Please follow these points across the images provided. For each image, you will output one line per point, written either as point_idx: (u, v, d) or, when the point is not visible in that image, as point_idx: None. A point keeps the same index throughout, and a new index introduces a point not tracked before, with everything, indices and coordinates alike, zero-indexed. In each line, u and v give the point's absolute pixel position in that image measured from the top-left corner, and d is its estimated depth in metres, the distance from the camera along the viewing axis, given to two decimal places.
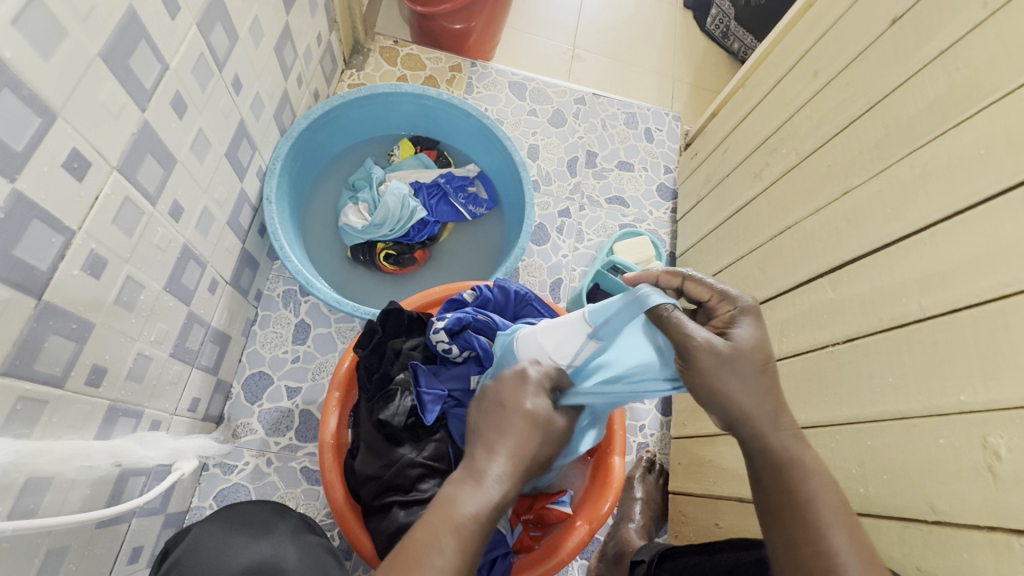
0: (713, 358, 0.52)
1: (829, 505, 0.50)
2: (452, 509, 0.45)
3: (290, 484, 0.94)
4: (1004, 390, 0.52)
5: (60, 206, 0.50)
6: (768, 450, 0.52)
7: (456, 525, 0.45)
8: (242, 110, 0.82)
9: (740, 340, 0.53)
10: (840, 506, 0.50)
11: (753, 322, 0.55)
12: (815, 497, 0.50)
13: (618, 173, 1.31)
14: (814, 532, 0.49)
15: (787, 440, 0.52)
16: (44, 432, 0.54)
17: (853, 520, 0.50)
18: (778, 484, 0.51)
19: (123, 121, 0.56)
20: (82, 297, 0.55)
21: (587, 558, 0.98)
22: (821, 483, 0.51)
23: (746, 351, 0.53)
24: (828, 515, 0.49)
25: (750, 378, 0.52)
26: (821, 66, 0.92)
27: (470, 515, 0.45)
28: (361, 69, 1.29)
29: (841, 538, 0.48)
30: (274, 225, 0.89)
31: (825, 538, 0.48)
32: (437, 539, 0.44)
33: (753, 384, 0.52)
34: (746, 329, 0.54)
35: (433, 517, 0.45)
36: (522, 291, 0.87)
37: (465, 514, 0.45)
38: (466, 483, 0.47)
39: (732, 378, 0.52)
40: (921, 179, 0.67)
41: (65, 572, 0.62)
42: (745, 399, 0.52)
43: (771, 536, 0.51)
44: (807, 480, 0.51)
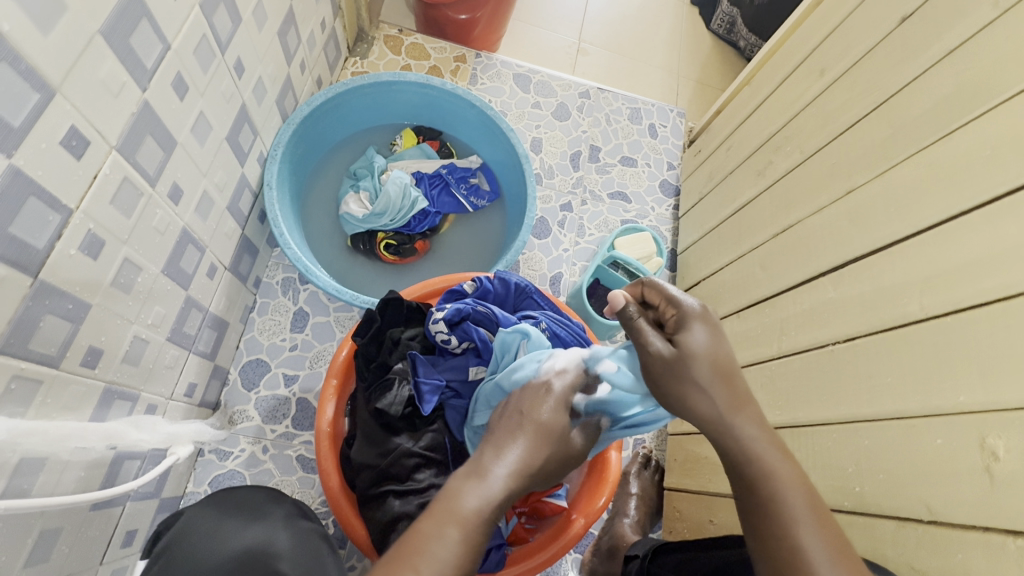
0: (665, 368, 0.55)
1: (801, 501, 0.49)
2: (455, 502, 0.46)
3: (285, 471, 0.94)
4: (1005, 392, 0.52)
5: (57, 184, 0.49)
6: (735, 448, 0.52)
7: (456, 517, 0.45)
8: (244, 94, 0.81)
9: (691, 346, 0.54)
10: (812, 502, 0.50)
11: (703, 325, 0.55)
12: (783, 491, 0.50)
13: (621, 169, 1.31)
14: (782, 530, 0.48)
15: (754, 434, 0.53)
16: (38, 412, 0.54)
17: (830, 518, 0.49)
18: (744, 479, 0.51)
19: (123, 101, 0.55)
20: (79, 277, 0.55)
21: (581, 552, 0.98)
22: (789, 477, 0.51)
23: (697, 356, 0.54)
24: (798, 510, 0.49)
25: (708, 381, 0.53)
26: (828, 64, 0.92)
27: (473, 511, 0.46)
28: (365, 57, 1.28)
29: (811, 534, 0.48)
30: (274, 211, 0.89)
31: (794, 534, 0.48)
32: (439, 529, 0.44)
33: (713, 385, 0.54)
34: (699, 333, 0.54)
35: (436, 511, 0.46)
36: (522, 284, 0.87)
37: (466, 507, 0.46)
38: (470, 478, 0.48)
39: (689, 383, 0.54)
40: (926, 179, 0.67)
41: (59, 554, 0.62)
42: (707, 405, 0.53)
43: (746, 534, 0.51)
44: (773, 474, 0.51)
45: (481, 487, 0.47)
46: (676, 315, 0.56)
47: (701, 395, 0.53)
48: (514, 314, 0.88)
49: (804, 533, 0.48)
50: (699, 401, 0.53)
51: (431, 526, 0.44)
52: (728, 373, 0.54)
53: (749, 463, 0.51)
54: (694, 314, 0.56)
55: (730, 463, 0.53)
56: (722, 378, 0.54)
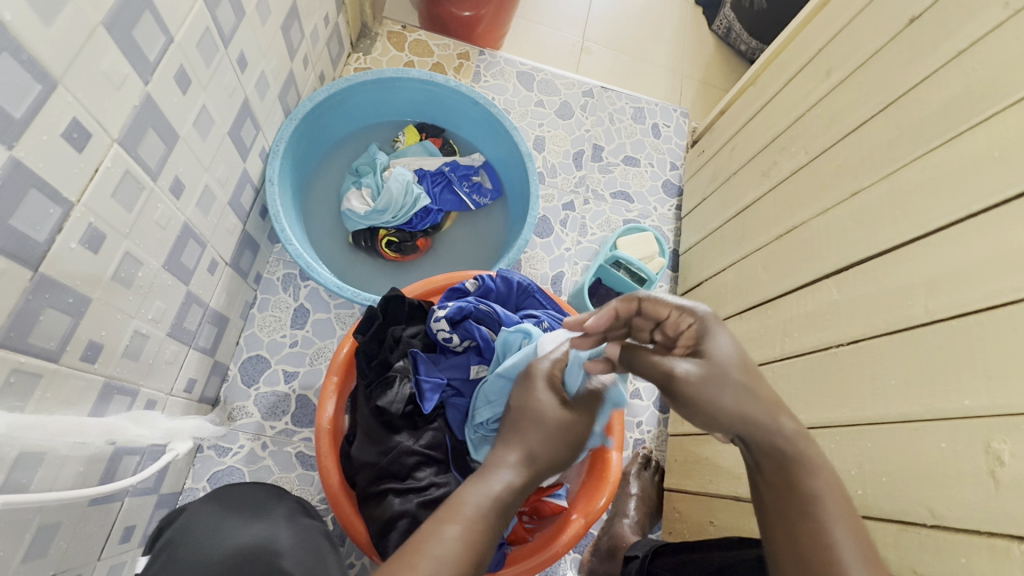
0: (696, 382, 0.55)
1: (834, 501, 0.51)
2: (456, 503, 0.50)
3: (284, 468, 0.94)
4: (1010, 396, 0.51)
5: (59, 176, 0.49)
6: (773, 450, 0.54)
7: (456, 515, 0.49)
8: (247, 88, 0.80)
9: (716, 354, 0.57)
10: (841, 503, 0.51)
11: (721, 333, 0.58)
12: (819, 490, 0.51)
13: (624, 168, 1.30)
14: (816, 525, 0.49)
15: (791, 435, 0.54)
16: (37, 406, 0.53)
17: (855, 518, 0.51)
18: (784, 476, 0.52)
19: (125, 93, 0.55)
20: (79, 270, 0.54)
21: (580, 552, 0.98)
22: (826, 478, 0.52)
23: (726, 365, 0.56)
24: (831, 510, 0.50)
25: (740, 386, 0.55)
26: (834, 65, 0.91)
27: (472, 510, 0.49)
28: (368, 53, 1.27)
29: (842, 533, 0.49)
30: (276, 207, 0.88)
31: (826, 530, 0.49)
32: (439, 523, 0.48)
33: (745, 391, 0.55)
34: (725, 340, 0.57)
35: (439, 512, 0.49)
36: (524, 283, 0.87)
37: (468, 507, 0.49)
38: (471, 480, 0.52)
39: (722, 392, 0.55)
40: (933, 180, 0.67)
41: (57, 549, 0.62)
42: (740, 408, 0.55)
43: (770, 528, 0.52)
44: (811, 474, 0.52)
45: (481, 485, 0.52)
46: (694, 325, 0.59)
47: (734, 398, 0.55)
48: (516, 312, 0.88)
49: (836, 531, 0.49)
50: (733, 407, 0.55)
51: (431, 524, 0.48)
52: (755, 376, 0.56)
53: (789, 463, 0.53)
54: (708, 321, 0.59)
55: (765, 463, 0.54)
56: (752, 382, 0.56)
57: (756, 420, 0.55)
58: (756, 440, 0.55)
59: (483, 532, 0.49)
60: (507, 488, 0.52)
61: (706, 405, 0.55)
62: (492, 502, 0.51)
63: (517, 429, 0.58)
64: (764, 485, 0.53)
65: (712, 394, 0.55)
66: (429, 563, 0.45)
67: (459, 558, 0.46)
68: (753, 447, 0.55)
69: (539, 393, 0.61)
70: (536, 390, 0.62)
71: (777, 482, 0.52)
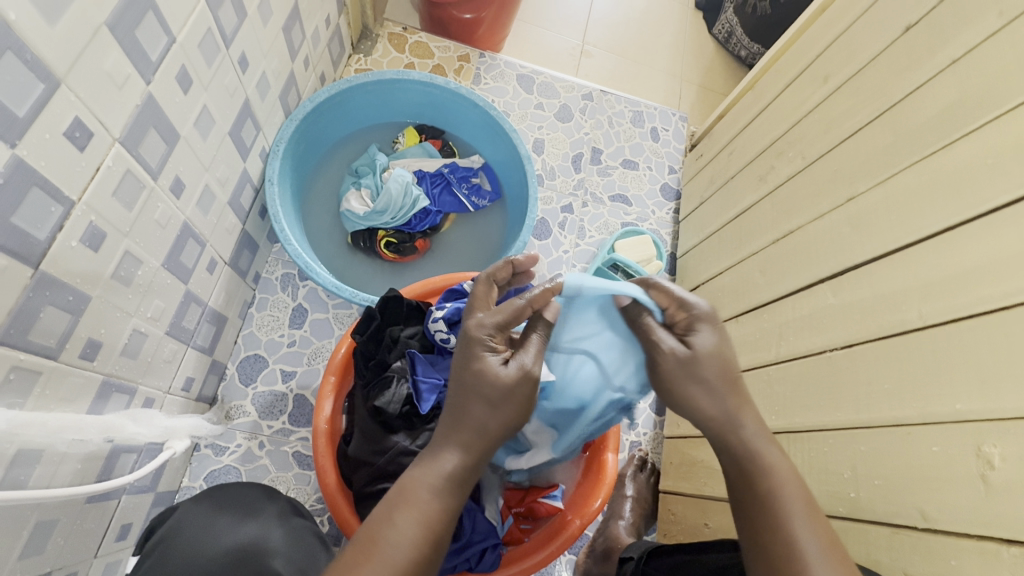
0: (676, 367, 0.54)
1: (797, 497, 0.51)
2: (408, 486, 0.48)
3: (281, 467, 0.94)
4: (1001, 401, 0.52)
5: (60, 175, 0.49)
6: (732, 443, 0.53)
7: (410, 500, 0.48)
8: (248, 88, 0.81)
9: (702, 349, 0.54)
10: (805, 500, 0.51)
11: (711, 328, 0.55)
12: (781, 488, 0.51)
13: (623, 172, 1.31)
14: (779, 523, 0.49)
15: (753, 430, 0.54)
16: (36, 404, 0.54)
17: (821, 516, 0.51)
18: (744, 477, 0.52)
19: (127, 92, 0.55)
20: (80, 269, 0.54)
21: (575, 553, 0.98)
22: (787, 476, 0.52)
23: (708, 359, 0.54)
24: (794, 508, 0.50)
25: (714, 383, 0.54)
26: (832, 71, 0.92)
27: (427, 493, 0.48)
28: (369, 55, 1.28)
29: (806, 530, 0.49)
30: (275, 206, 0.89)
31: (789, 529, 0.49)
32: (391, 513, 0.47)
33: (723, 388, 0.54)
34: (708, 336, 0.55)
35: (393, 497, 0.48)
36: (522, 284, 0.87)
37: (421, 489, 0.48)
38: (422, 461, 0.50)
39: (693, 383, 0.54)
40: (927, 187, 0.67)
41: (54, 546, 0.62)
42: (709, 403, 0.53)
43: (741, 531, 0.52)
44: (770, 472, 0.52)
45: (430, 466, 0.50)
46: (687, 319, 0.57)
47: (705, 394, 0.53)
48: None
49: (800, 529, 0.49)
50: (700, 400, 0.53)
51: (384, 510, 0.47)
52: (733, 373, 0.54)
53: (749, 461, 0.52)
54: (706, 317, 0.56)
55: (728, 463, 0.54)
56: (724, 380, 0.54)
57: (719, 420, 0.54)
58: (719, 437, 0.54)
59: (438, 513, 0.48)
60: (459, 466, 0.50)
61: (676, 391, 0.54)
62: (447, 483, 0.49)
63: None
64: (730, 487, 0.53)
65: (686, 383, 0.54)
66: (382, 553, 0.45)
67: (415, 543, 0.46)
68: (717, 446, 0.54)
69: (487, 357, 0.52)
70: (480, 354, 0.52)
71: (739, 482, 0.52)
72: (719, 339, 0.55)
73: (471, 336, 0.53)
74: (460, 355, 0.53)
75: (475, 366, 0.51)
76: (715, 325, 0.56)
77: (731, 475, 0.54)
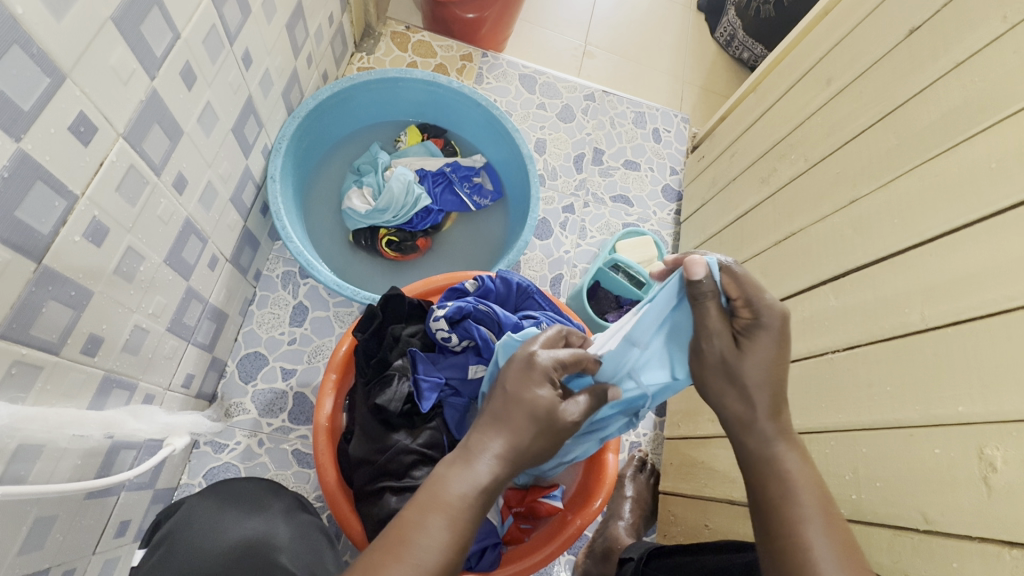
0: (718, 364, 0.57)
1: (812, 503, 0.51)
2: (440, 491, 0.47)
3: (280, 465, 0.94)
4: (1004, 404, 0.52)
5: (63, 170, 0.49)
6: (751, 450, 0.55)
7: (440, 504, 0.46)
8: (251, 85, 0.81)
9: (748, 354, 0.55)
10: (821, 505, 0.50)
11: (769, 337, 0.54)
12: (795, 491, 0.51)
13: (624, 172, 1.31)
14: (790, 526, 0.49)
15: (770, 437, 0.55)
16: (37, 398, 0.53)
17: (839, 520, 0.50)
18: (760, 480, 0.53)
19: (132, 88, 0.55)
20: (82, 264, 0.54)
21: (574, 554, 0.98)
22: (805, 482, 0.52)
23: (752, 364, 0.55)
24: (807, 512, 0.50)
25: (755, 389, 0.55)
26: (834, 73, 0.92)
27: (456, 498, 0.47)
28: (371, 53, 1.28)
29: (818, 534, 0.48)
30: (277, 203, 0.89)
31: (799, 531, 0.49)
32: (423, 518, 0.46)
33: (757, 393, 0.55)
34: (761, 343, 0.54)
35: (422, 501, 0.47)
36: (524, 284, 0.87)
37: (453, 496, 0.47)
38: (455, 465, 0.49)
39: (733, 382, 0.56)
40: (929, 190, 0.68)
41: (52, 542, 0.61)
42: (741, 406, 0.56)
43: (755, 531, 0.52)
44: (787, 476, 0.52)
45: (466, 472, 0.48)
46: (748, 322, 0.55)
47: (740, 395, 0.56)
48: (515, 313, 0.88)
49: (810, 529, 0.49)
50: (734, 402, 0.56)
51: (414, 516, 0.46)
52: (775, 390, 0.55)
53: (767, 465, 0.54)
54: (770, 322, 0.54)
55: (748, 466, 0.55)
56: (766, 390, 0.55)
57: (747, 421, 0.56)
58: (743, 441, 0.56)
59: (468, 521, 0.47)
60: (493, 474, 0.48)
61: (714, 381, 0.58)
62: (476, 492, 0.47)
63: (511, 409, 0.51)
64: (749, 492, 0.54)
65: (724, 376, 0.57)
66: (412, 557, 0.44)
67: (447, 550, 0.45)
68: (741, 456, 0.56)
69: (545, 388, 0.53)
70: (538, 382, 0.53)
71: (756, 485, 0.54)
72: (778, 346, 0.54)
73: (534, 364, 0.54)
74: (517, 368, 0.54)
75: (532, 392, 0.52)
76: (776, 329, 0.54)
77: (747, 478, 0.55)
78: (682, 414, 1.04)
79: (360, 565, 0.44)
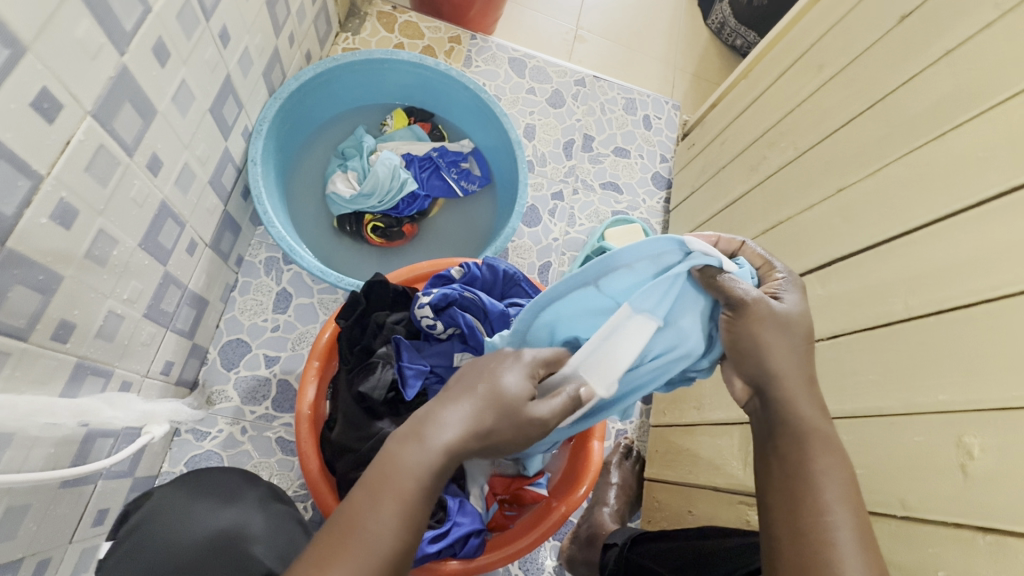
0: (761, 315, 0.52)
1: (838, 484, 0.48)
2: (392, 471, 0.44)
3: (264, 453, 0.93)
4: (984, 392, 0.53)
5: (29, 148, 0.47)
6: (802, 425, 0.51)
7: (391, 488, 0.44)
8: (230, 64, 0.78)
9: (791, 307, 0.54)
10: (851, 489, 0.48)
11: (799, 293, 0.55)
12: (827, 471, 0.49)
13: (614, 160, 1.30)
14: (817, 505, 0.47)
15: (807, 414, 0.51)
16: (6, 384, 0.52)
17: (863, 516, 0.48)
18: (794, 453, 0.50)
19: (100, 63, 0.53)
20: (50, 246, 0.52)
21: (559, 539, 0.99)
22: (835, 462, 0.49)
23: (796, 317, 0.53)
24: (835, 494, 0.48)
25: (796, 343, 0.53)
26: (826, 60, 0.91)
27: (412, 478, 0.44)
28: (357, 33, 1.25)
29: (845, 518, 0.47)
30: (258, 187, 0.86)
31: (828, 513, 0.47)
32: (373, 504, 0.43)
33: (797, 349, 0.52)
34: (795, 297, 0.54)
35: (372, 484, 0.44)
36: (510, 271, 0.86)
37: (406, 476, 0.44)
38: (409, 442, 0.46)
39: (776, 334, 0.52)
40: (917, 179, 0.67)
41: (26, 532, 0.60)
42: (782, 360, 0.52)
43: (773, 500, 0.50)
44: (823, 451, 0.50)
45: (421, 449, 0.45)
46: (777, 281, 0.56)
47: (786, 353, 0.52)
48: (501, 301, 0.86)
49: (838, 514, 0.47)
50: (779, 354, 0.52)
51: (365, 501, 0.44)
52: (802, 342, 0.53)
53: (803, 441, 0.50)
54: (796, 284, 0.56)
55: (779, 438, 0.51)
56: (787, 341, 0.52)
57: (788, 384, 0.52)
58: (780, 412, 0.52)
59: (421, 500, 0.45)
60: (449, 450, 0.45)
61: (755, 338, 0.52)
62: (432, 467, 0.45)
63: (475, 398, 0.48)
64: (769, 462, 0.51)
65: (765, 337, 0.52)
66: (361, 547, 0.42)
67: (399, 533, 0.43)
68: (774, 419, 0.52)
69: (510, 374, 0.50)
70: (507, 369, 0.51)
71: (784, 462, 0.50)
72: (804, 303, 0.55)
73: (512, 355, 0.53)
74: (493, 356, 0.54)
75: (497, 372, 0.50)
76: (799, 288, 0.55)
77: (780, 449, 0.51)
78: (668, 403, 1.05)
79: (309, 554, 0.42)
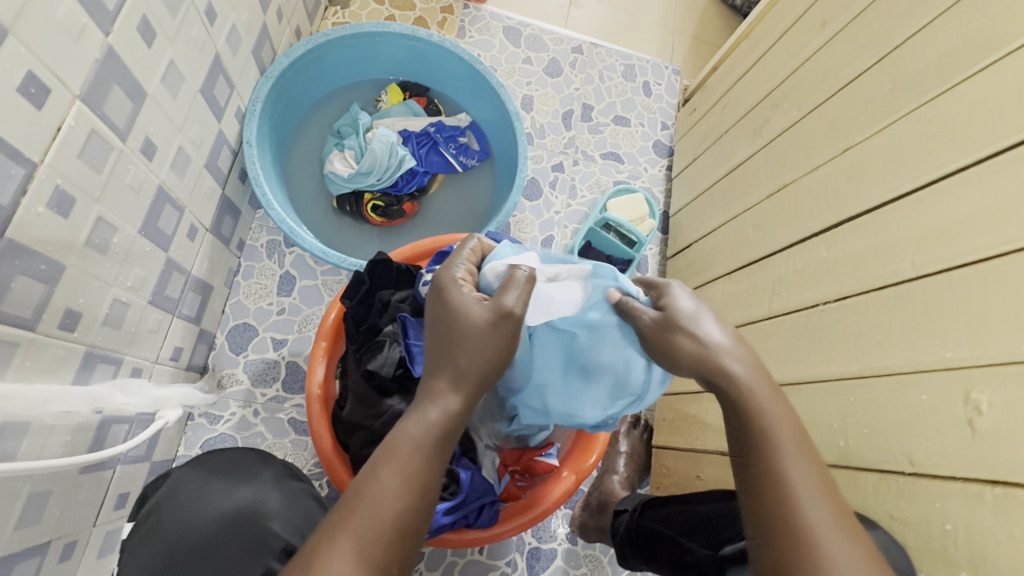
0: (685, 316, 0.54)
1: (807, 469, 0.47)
2: (393, 439, 0.46)
3: (277, 434, 0.94)
4: (994, 348, 0.52)
5: (20, 136, 0.47)
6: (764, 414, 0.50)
7: (391, 454, 0.45)
8: (217, 43, 0.76)
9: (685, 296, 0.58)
10: (823, 474, 0.47)
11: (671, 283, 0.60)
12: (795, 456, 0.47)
13: (614, 129, 1.27)
14: (791, 493, 0.46)
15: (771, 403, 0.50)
16: (17, 374, 0.52)
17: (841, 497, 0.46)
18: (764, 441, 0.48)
19: (84, 45, 0.51)
20: (50, 236, 0.52)
21: (570, 508, 1.00)
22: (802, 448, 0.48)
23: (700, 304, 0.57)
24: (804, 479, 0.46)
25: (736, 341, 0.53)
26: (830, 15, 0.88)
27: (414, 440, 0.46)
28: (346, 7, 1.21)
29: (817, 505, 0.45)
30: (255, 169, 0.85)
31: (801, 502, 0.45)
32: (376, 470, 0.45)
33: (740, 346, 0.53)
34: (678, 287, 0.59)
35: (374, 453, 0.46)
36: (514, 245, 0.84)
37: (405, 442, 0.46)
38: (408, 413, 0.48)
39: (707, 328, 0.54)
40: (925, 135, 0.66)
41: (50, 516, 0.62)
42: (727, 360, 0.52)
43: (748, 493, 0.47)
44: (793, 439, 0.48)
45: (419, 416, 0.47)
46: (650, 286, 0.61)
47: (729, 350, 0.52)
48: None
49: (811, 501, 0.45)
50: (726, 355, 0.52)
51: (368, 468, 0.45)
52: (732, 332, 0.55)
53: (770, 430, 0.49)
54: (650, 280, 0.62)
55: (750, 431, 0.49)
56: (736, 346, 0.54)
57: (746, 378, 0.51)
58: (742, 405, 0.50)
59: (423, 465, 0.45)
60: (445, 414, 0.47)
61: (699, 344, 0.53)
62: (432, 432, 0.47)
63: (446, 341, 0.50)
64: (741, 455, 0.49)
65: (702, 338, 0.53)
66: (369, 510, 0.43)
67: (403, 496, 0.44)
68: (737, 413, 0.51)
69: (469, 300, 0.52)
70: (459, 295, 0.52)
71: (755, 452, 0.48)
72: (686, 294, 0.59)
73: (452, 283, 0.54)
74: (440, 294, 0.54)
75: (455, 304, 0.51)
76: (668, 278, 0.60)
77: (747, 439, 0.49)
78: None
79: (322, 526, 0.43)
